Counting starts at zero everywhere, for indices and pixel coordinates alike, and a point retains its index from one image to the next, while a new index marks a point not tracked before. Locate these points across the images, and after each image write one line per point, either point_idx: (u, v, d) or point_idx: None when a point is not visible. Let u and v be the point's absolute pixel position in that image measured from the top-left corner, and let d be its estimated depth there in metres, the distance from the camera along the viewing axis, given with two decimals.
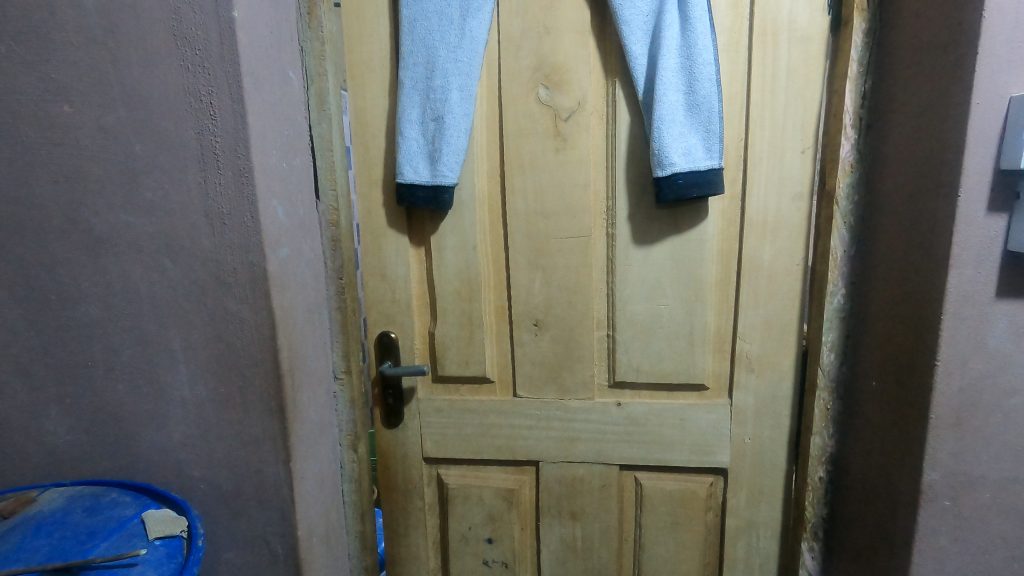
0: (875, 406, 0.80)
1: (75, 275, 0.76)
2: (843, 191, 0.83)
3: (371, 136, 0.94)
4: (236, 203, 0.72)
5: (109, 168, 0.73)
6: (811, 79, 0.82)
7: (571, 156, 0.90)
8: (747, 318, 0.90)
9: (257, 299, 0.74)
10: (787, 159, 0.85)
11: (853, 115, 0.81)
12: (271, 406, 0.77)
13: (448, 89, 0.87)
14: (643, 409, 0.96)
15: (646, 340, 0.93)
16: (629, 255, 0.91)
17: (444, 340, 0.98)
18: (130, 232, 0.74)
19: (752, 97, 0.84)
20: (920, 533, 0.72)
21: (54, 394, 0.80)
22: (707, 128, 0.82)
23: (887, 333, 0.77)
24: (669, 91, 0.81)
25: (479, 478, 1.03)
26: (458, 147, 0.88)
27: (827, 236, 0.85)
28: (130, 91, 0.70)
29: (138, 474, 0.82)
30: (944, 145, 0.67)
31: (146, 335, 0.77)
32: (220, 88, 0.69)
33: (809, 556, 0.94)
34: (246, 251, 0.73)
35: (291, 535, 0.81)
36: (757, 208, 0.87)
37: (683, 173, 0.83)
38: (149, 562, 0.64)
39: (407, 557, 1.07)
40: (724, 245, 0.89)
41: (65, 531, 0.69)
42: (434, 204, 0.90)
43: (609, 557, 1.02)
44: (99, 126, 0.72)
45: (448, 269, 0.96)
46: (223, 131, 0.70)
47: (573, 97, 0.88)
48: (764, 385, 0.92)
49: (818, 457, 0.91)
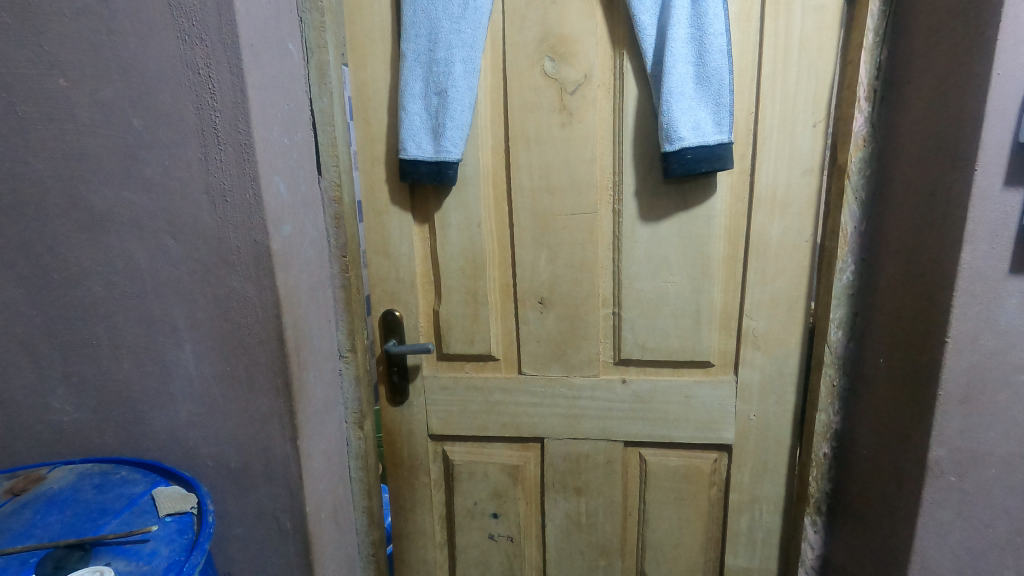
0: (882, 383, 0.79)
1: (76, 253, 0.75)
2: (854, 166, 0.81)
3: (373, 111, 0.92)
4: (238, 179, 0.70)
5: (107, 143, 0.71)
6: (825, 50, 0.80)
7: (577, 130, 0.88)
8: (754, 295, 0.89)
9: (261, 278, 0.73)
10: (798, 134, 0.83)
11: (867, 86, 0.79)
12: (277, 383, 0.77)
13: (452, 62, 0.85)
14: (649, 386, 0.96)
15: (652, 318, 0.93)
16: (635, 232, 0.90)
17: (449, 319, 0.98)
18: (130, 209, 0.73)
19: (763, 68, 0.82)
20: (924, 508, 0.73)
21: (60, 373, 0.80)
22: (717, 101, 0.80)
23: (897, 310, 0.76)
24: (679, 62, 0.79)
25: (485, 454, 1.04)
26: (462, 122, 0.86)
27: (837, 212, 0.83)
28: (126, 65, 0.69)
29: (146, 452, 0.82)
30: (962, 118, 0.65)
31: (150, 314, 0.77)
32: (219, 61, 0.67)
33: (811, 530, 0.94)
34: (248, 228, 0.72)
35: (300, 510, 0.82)
36: (766, 184, 0.85)
37: (692, 148, 0.81)
38: (161, 538, 0.65)
39: (414, 531, 1.09)
40: (732, 222, 0.88)
41: (76, 508, 0.69)
42: (438, 180, 0.89)
43: (613, 531, 1.03)
44: (96, 101, 0.70)
45: (453, 247, 0.95)
46: (223, 106, 0.68)
47: (580, 70, 0.86)
48: (770, 362, 0.92)
49: (823, 434, 0.91)
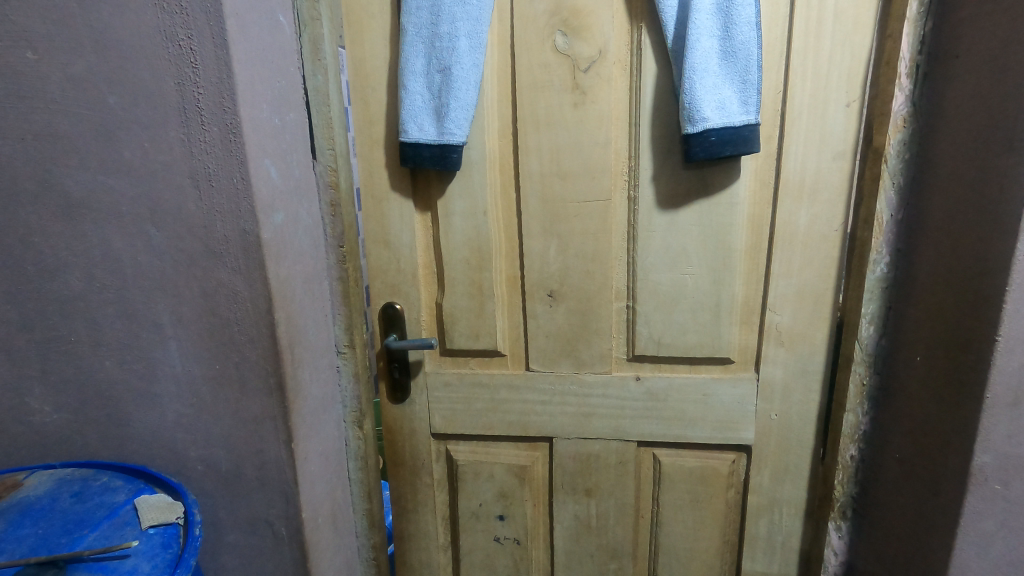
0: (919, 383, 0.74)
1: (50, 243, 0.70)
2: (892, 149, 0.76)
3: (371, 90, 0.85)
4: (224, 162, 0.64)
5: (81, 123, 0.65)
6: (862, 22, 0.73)
7: (590, 111, 0.82)
8: (779, 288, 0.84)
9: (251, 269, 0.68)
10: (830, 114, 0.77)
11: (908, 62, 0.73)
12: (270, 383, 0.72)
13: (457, 36, 0.78)
14: (664, 384, 0.90)
15: (669, 312, 0.87)
16: (652, 221, 0.84)
17: (453, 313, 0.93)
18: (108, 195, 0.67)
19: (794, 43, 0.75)
20: (965, 517, 0.68)
21: (37, 371, 0.75)
22: (744, 78, 0.74)
23: (938, 305, 0.71)
24: (703, 35, 0.72)
25: (491, 454, 0.99)
26: (467, 101, 0.80)
27: (872, 199, 0.78)
28: (101, 37, 0.63)
29: (130, 455, 0.77)
30: (1018, 95, 0.60)
31: (133, 308, 0.71)
32: (201, 31, 0.61)
33: (836, 535, 0.90)
34: (236, 216, 0.66)
35: (295, 517, 0.77)
36: (794, 168, 0.79)
37: (716, 130, 0.75)
38: (142, 554, 0.60)
39: (416, 533, 1.04)
40: (756, 209, 0.82)
41: (52, 520, 0.64)
42: (441, 164, 0.83)
43: (624, 534, 0.98)
44: (68, 76, 0.64)
45: (457, 236, 0.89)
46: (207, 81, 0.62)
47: (594, 45, 0.80)
48: (794, 359, 0.86)
49: (850, 435, 0.86)
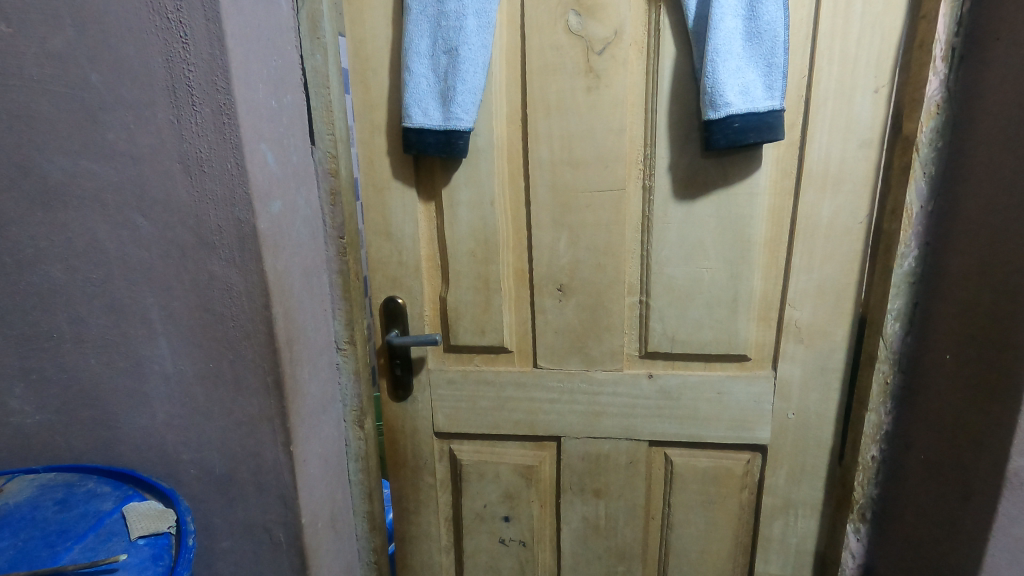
0: (949, 382, 0.71)
1: (29, 232, 0.65)
2: (924, 137, 0.72)
3: (373, 72, 0.81)
4: (217, 145, 0.60)
5: (61, 103, 0.60)
6: (893, 3, 0.70)
7: (604, 96, 0.78)
8: (800, 283, 0.80)
9: (246, 262, 0.63)
10: (857, 101, 0.73)
11: (945, 44, 0.69)
12: (267, 382, 0.68)
13: (464, 14, 0.74)
14: (677, 382, 0.87)
15: (683, 307, 0.84)
16: (668, 211, 0.80)
17: (458, 307, 0.89)
18: (92, 182, 0.63)
19: (821, 24, 0.71)
20: (999, 522, 0.65)
21: (17, 370, 0.70)
22: (769, 62, 0.70)
23: (971, 301, 0.68)
24: (727, 15, 0.68)
25: (496, 453, 0.95)
26: (475, 84, 0.76)
27: (901, 190, 0.74)
28: (80, 9, 0.58)
29: (119, 458, 0.73)
30: None
31: (120, 303, 0.67)
32: (190, 3, 0.56)
33: (854, 537, 0.87)
34: (229, 204, 0.61)
35: (294, 522, 0.73)
36: (818, 158, 0.76)
37: (740, 116, 0.71)
38: (131, 567, 0.56)
39: (418, 534, 1.01)
40: (777, 201, 0.79)
41: (33, 530, 0.60)
42: (447, 151, 0.78)
43: (633, 536, 0.95)
44: (46, 52, 0.59)
45: (462, 227, 0.85)
46: (197, 58, 0.58)
47: (609, 26, 0.76)
48: (813, 356, 0.83)
49: (872, 435, 0.83)
